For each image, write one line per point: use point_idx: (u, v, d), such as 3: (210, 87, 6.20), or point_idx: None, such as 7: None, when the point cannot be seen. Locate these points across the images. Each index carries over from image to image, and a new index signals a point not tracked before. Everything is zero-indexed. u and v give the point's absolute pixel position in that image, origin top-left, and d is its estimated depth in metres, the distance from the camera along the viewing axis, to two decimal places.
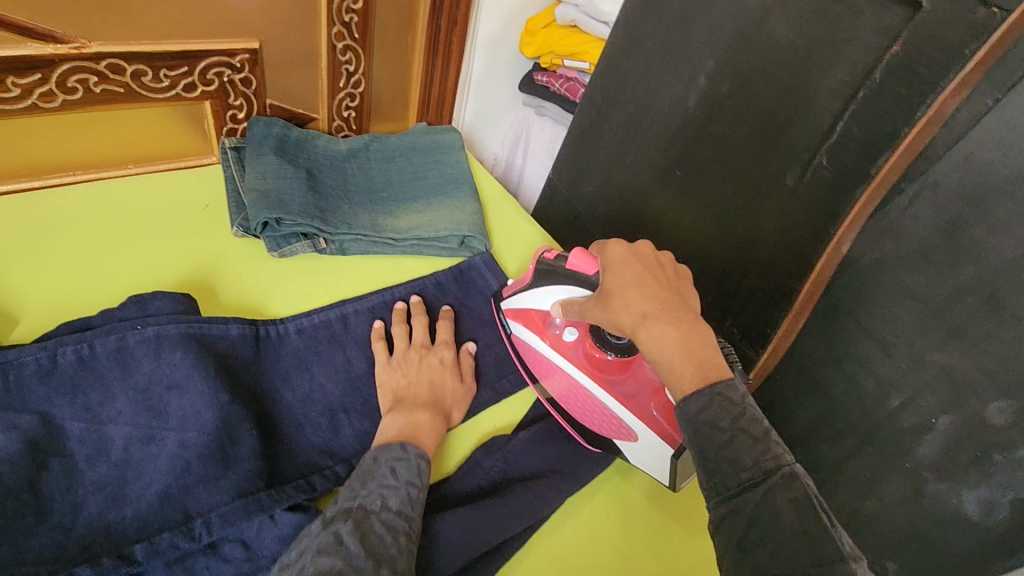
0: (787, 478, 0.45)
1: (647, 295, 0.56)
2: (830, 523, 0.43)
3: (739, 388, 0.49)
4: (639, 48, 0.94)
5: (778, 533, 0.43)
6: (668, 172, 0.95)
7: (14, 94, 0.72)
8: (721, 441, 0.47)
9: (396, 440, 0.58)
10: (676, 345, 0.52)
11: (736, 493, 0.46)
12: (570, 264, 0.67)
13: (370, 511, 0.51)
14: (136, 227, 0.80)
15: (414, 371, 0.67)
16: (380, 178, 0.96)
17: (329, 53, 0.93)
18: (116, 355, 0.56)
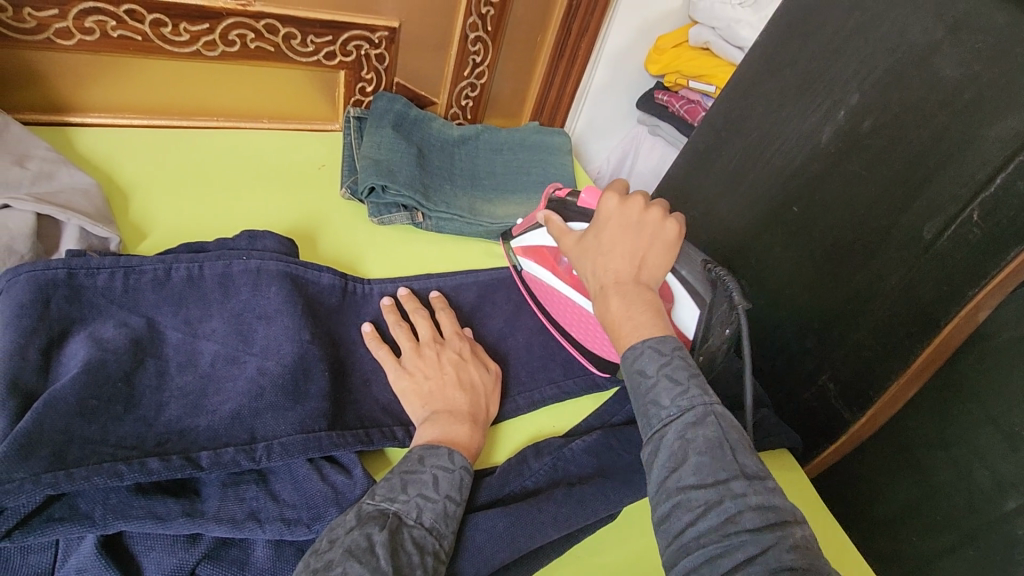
0: (703, 416, 0.47)
1: (613, 258, 0.57)
2: (740, 450, 0.45)
3: (670, 342, 0.51)
4: (775, 76, 0.89)
5: (688, 464, 0.45)
6: (783, 207, 0.89)
7: (183, 39, 0.79)
8: (645, 387, 0.49)
9: (443, 445, 0.54)
10: (618, 306, 0.54)
11: (659, 431, 0.47)
12: (582, 201, 0.67)
13: (404, 523, 0.47)
14: (260, 173, 0.86)
15: (434, 369, 0.62)
16: (484, 167, 0.98)
17: (460, 42, 0.97)
18: (220, 280, 0.60)
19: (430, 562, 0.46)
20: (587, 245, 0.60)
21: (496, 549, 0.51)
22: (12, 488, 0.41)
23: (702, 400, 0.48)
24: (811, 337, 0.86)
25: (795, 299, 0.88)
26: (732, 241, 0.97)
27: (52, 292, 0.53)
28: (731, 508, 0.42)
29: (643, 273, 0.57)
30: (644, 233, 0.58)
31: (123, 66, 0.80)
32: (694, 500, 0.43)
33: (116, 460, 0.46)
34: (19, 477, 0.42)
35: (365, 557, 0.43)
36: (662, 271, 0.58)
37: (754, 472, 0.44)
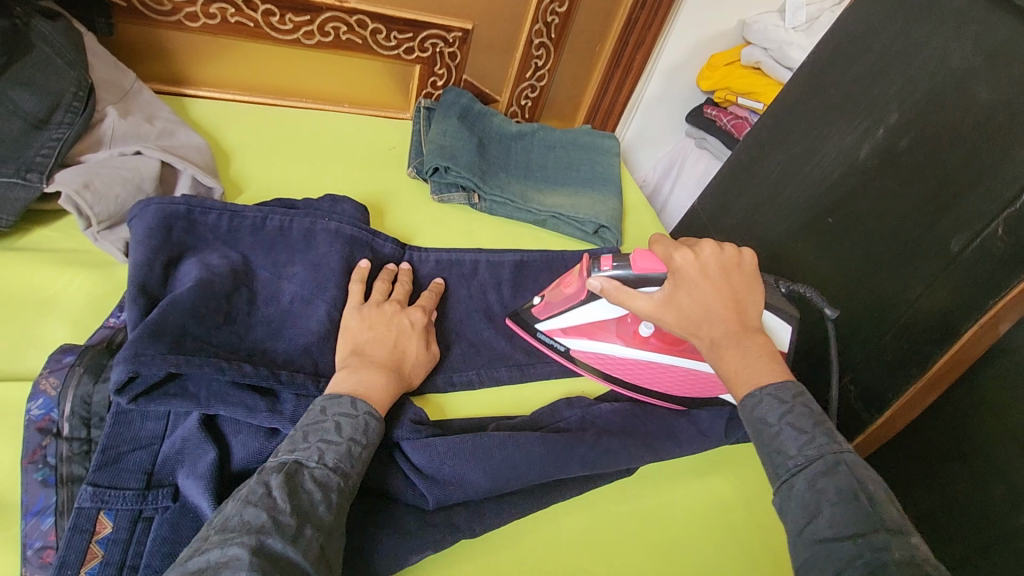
0: (835, 464, 0.46)
1: (712, 311, 0.55)
2: (880, 501, 0.44)
3: (791, 388, 0.51)
4: (819, 95, 0.93)
5: (822, 516, 0.44)
6: (818, 219, 0.93)
7: (286, 27, 0.91)
8: (768, 436, 0.49)
9: (346, 394, 0.54)
10: (737, 357, 0.53)
11: (788, 481, 0.47)
12: (639, 268, 0.64)
13: (303, 465, 0.47)
14: (340, 149, 0.97)
15: (381, 324, 0.64)
16: (537, 161, 1.06)
17: (525, 46, 1.06)
18: (304, 235, 0.70)
19: (335, 498, 0.46)
20: (677, 300, 0.58)
21: (527, 469, 0.58)
22: (146, 359, 0.51)
23: (826, 447, 0.47)
24: (835, 342, 0.90)
25: (824, 307, 0.91)
26: (765, 248, 1.02)
27: (174, 223, 0.64)
28: (874, 562, 0.40)
29: (746, 317, 0.56)
30: (734, 277, 0.58)
31: (234, 49, 0.92)
32: (836, 553, 0.42)
33: (220, 358, 0.56)
34: (151, 351, 0.51)
35: (262, 502, 0.43)
36: (758, 307, 0.58)
37: (898, 525, 0.43)
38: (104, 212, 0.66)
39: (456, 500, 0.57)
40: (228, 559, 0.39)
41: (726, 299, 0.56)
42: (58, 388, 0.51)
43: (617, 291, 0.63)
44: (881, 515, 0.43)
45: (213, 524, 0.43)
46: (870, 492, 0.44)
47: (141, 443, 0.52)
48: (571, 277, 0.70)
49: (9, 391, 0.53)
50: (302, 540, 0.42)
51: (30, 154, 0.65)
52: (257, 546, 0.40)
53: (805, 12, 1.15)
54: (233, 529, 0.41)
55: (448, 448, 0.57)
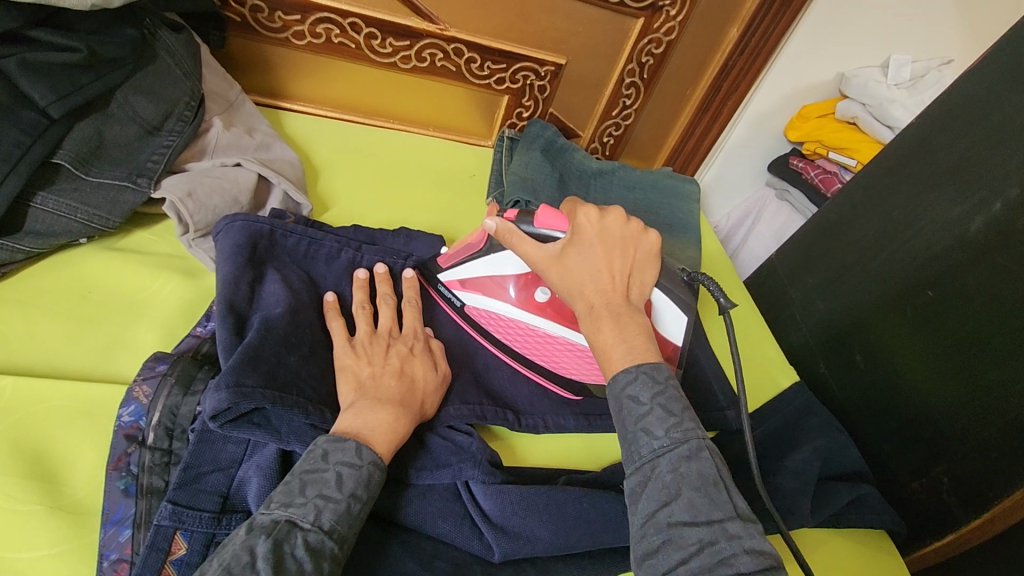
0: (697, 450, 0.45)
1: (599, 278, 0.55)
2: (732, 488, 0.45)
3: (664, 370, 0.49)
4: (928, 160, 0.87)
5: (680, 500, 0.43)
6: (917, 291, 0.86)
7: (386, 51, 0.92)
8: (637, 413, 0.47)
9: (352, 438, 0.50)
10: (613, 332, 0.52)
11: (648, 462, 0.45)
12: (540, 220, 0.61)
13: (297, 527, 0.43)
14: (423, 172, 0.97)
15: (379, 359, 0.59)
16: (615, 200, 1.03)
17: (615, 84, 1.05)
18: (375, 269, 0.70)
19: (326, 568, 0.42)
20: (566, 263, 0.57)
21: (601, 530, 0.55)
22: (246, 393, 0.51)
23: (695, 431, 0.46)
24: (927, 427, 0.82)
25: (918, 387, 0.84)
26: (850, 315, 0.96)
27: (258, 241, 0.65)
28: (725, 551, 0.41)
29: (632, 291, 0.56)
30: (629, 250, 0.57)
31: (333, 68, 0.95)
32: (687, 539, 0.42)
33: (308, 402, 0.54)
34: (250, 386, 0.51)
35: None
36: (646, 285, 0.58)
37: (745, 513, 0.44)
38: (203, 220, 0.67)
39: (526, 555, 0.54)
40: None
41: (612, 266, 0.55)
42: (149, 397, 0.52)
43: (510, 235, 0.60)
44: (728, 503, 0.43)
45: None
46: (725, 479, 0.45)
47: (221, 466, 0.52)
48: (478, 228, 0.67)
49: (104, 393, 0.54)
50: None
51: (142, 159, 0.67)
52: None
53: (910, 69, 1.09)
54: None
55: (518, 499, 0.55)
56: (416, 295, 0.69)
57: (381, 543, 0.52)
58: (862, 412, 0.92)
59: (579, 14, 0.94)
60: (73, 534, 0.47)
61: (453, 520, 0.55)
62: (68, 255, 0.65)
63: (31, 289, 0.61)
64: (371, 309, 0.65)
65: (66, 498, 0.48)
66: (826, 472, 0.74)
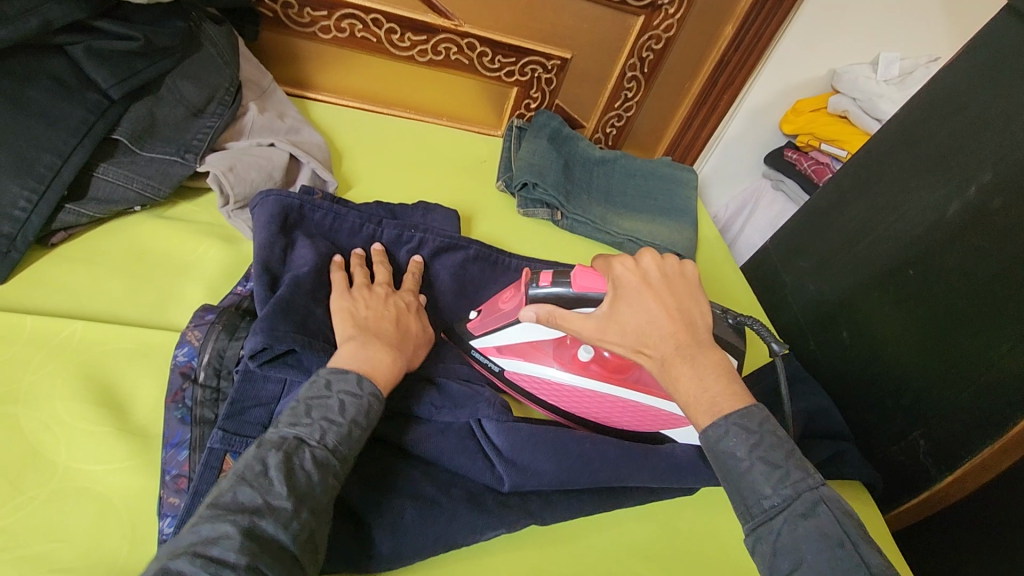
0: (813, 504, 0.47)
1: (658, 325, 0.54)
2: (860, 542, 0.45)
3: (757, 416, 0.51)
4: (909, 149, 0.93)
5: (807, 565, 0.45)
6: (899, 270, 0.92)
7: (404, 45, 0.99)
8: (740, 472, 0.49)
9: (353, 370, 0.54)
10: (692, 382, 0.52)
11: (764, 522, 0.48)
12: (578, 285, 0.62)
13: (304, 443, 0.48)
14: (437, 158, 1.04)
15: (378, 304, 0.65)
16: (617, 187, 1.10)
17: (618, 78, 1.12)
18: (394, 240, 0.77)
19: (329, 480, 0.48)
20: (621, 319, 0.56)
21: (599, 467, 0.62)
22: (280, 336, 0.57)
23: (803, 485, 0.48)
24: (906, 396, 0.88)
25: (898, 359, 0.90)
26: (837, 295, 1.02)
27: (289, 213, 0.72)
28: None
29: (698, 326, 0.55)
30: (677, 287, 0.57)
31: (354, 60, 1.02)
32: None
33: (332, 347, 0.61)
34: (282, 330, 0.58)
35: (257, 482, 0.45)
36: (707, 314, 0.57)
37: (880, 569, 0.44)
38: (242, 193, 0.74)
39: (532, 487, 0.60)
40: (222, 535, 0.40)
41: (670, 311, 0.54)
42: (200, 340, 0.59)
43: (553, 314, 0.62)
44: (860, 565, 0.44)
45: (209, 497, 0.44)
46: (852, 533, 0.46)
47: (262, 401, 0.58)
48: (510, 294, 0.70)
49: (160, 338, 0.61)
50: (296, 523, 0.44)
51: (188, 137, 0.74)
52: (249, 527, 0.42)
53: (899, 66, 1.15)
54: (228, 507, 0.43)
55: (528, 437, 0.62)
56: (414, 271, 0.75)
57: (402, 472, 0.59)
58: (847, 385, 0.98)
59: (584, 12, 1.01)
60: (136, 453, 0.54)
61: (467, 456, 0.61)
62: (123, 222, 0.72)
63: (92, 250, 0.68)
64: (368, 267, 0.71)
65: (131, 423, 0.55)
66: (809, 432, 0.81)
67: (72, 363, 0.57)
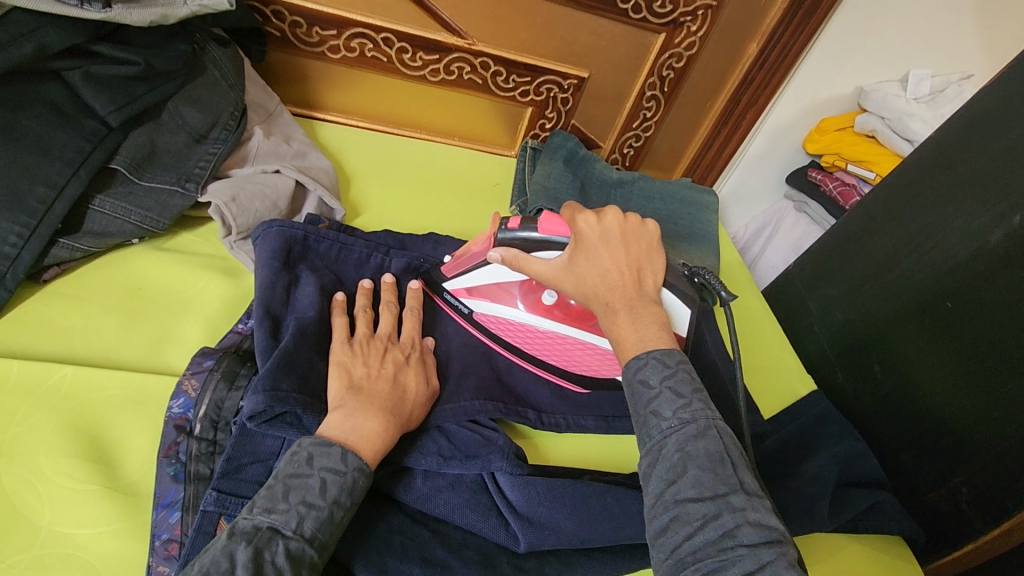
0: (706, 428, 0.47)
1: (606, 276, 0.57)
2: (738, 465, 0.46)
3: (676, 355, 0.52)
4: (947, 173, 0.88)
5: (687, 477, 0.44)
6: (936, 302, 0.86)
7: (416, 65, 0.96)
8: (648, 396, 0.49)
9: (338, 443, 0.50)
10: (629, 327, 0.54)
11: (659, 441, 0.47)
12: (544, 228, 0.62)
13: (279, 534, 0.44)
14: (449, 181, 1.00)
15: (376, 362, 0.59)
16: (635, 212, 1.05)
17: (636, 97, 1.08)
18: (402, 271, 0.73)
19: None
20: (577, 270, 0.59)
21: (624, 525, 0.57)
22: (281, 396, 0.53)
23: (704, 411, 0.48)
24: (946, 437, 0.83)
25: (937, 397, 0.84)
26: (868, 326, 0.97)
27: (292, 246, 0.68)
28: (728, 523, 0.42)
29: (643, 284, 0.58)
30: (634, 245, 0.60)
31: (364, 80, 0.99)
32: (693, 514, 0.43)
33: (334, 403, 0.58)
34: (284, 389, 0.54)
35: None
36: (657, 274, 0.60)
37: (752, 488, 0.45)
38: (245, 224, 0.71)
39: (549, 546, 0.56)
40: None
41: (620, 266, 0.58)
42: (197, 390, 0.56)
43: (516, 257, 0.63)
44: (734, 478, 0.44)
45: None
46: (734, 456, 0.46)
47: (260, 458, 0.54)
48: (481, 236, 0.68)
49: (155, 384, 0.57)
50: None
51: (189, 165, 0.71)
52: None
53: (930, 84, 1.09)
54: None
55: (545, 490, 0.58)
56: (415, 307, 0.69)
57: (413, 530, 0.55)
58: (881, 421, 0.92)
59: (602, 30, 0.97)
60: (125, 514, 0.50)
61: (481, 511, 0.57)
62: (121, 254, 0.69)
63: (87, 285, 0.65)
64: (371, 313, 0.66)
65: (121, 479, 0.52)
66: (845, 478, 0.75)
67: (60, 411, 0.54)
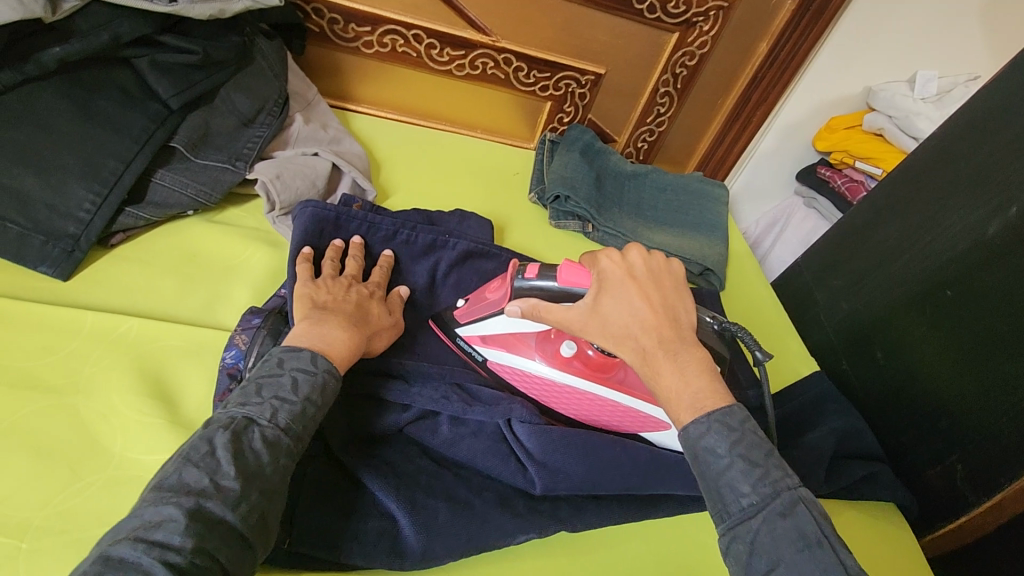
0: (791, 504, 0.48)
1: (643, 324, 0.55)
2: (836, 542, 0.46)
3: (738, 414, 0.51)
4: (949, 167, 0.92)
5: (784, 564, 0.45)
6: (936, 290, 0.90)
7: (443, 60, 1.02)
8: (720, 470, 0.50)
9: (307, 349, 0.56)
10: (674, 375, 0.53)
11: (743, 520, 0.48)
12: (563, 279, 0.61)
13: (254, 423, 0.49)
14: (472, 169, 1.06)
15: (340, 292, 0.66)
16: (648, 202, 1.10)
17: (651, 94, 1.13)
18: (427, 246, 0.78)
19: (282, 461, 0.49)
20: (606, 316, 0.57)
21: (629, 473, 0.63)
22: None
23: (783, 483, 0.48)
24: (944, 419, 0.86)
25: (934, 380, 0.88)
26: (872, 314, 1.00)
27: (325, 224, 0.73)
28: None
29: (680, 325, 0.57)
30: (663, 282, 0.58)
31: (394, 74, 1.05)
32: None
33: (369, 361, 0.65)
34: None
35: (205, 463, 0.46)
36: (689, 309, 0.59)
37: (856, 569, 0.45)
38: (287, 200, 0.77)
39: (562, 488, 0.61)
40: (166, 518, 0.41)
41: (654, 308, 0.56)
42: (247, 344, 0.62)
43: (536, 310, 0.63)
44: (836, 562, 0.45)
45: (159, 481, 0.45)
46: (828, 532, 0.47)
47: None
48: (495, 284, 0.68)
49: (211, 337, 0.64)
50: (245, 503, 0.45)
51: (238, 145, 0.78)
52: (195, 508, 0.43)
53: (936, 84, 1.13)
54: (174, 489, 0.44)
55: (560, 438, 0.63)
56: (384, 265, 0.75)
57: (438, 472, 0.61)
58: (882, 405, 0.96)
59: (619, 29, 1.03)
60: (186, 445, 0.56)
61: (500, 457, 0.62)
62: (176, 225, 0.75)
63: (148, 251, 0.72)
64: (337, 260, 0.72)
65: (182, 416, 0.58)
66: (841, 451, 0.80)
67: (129, 356, 0.60)
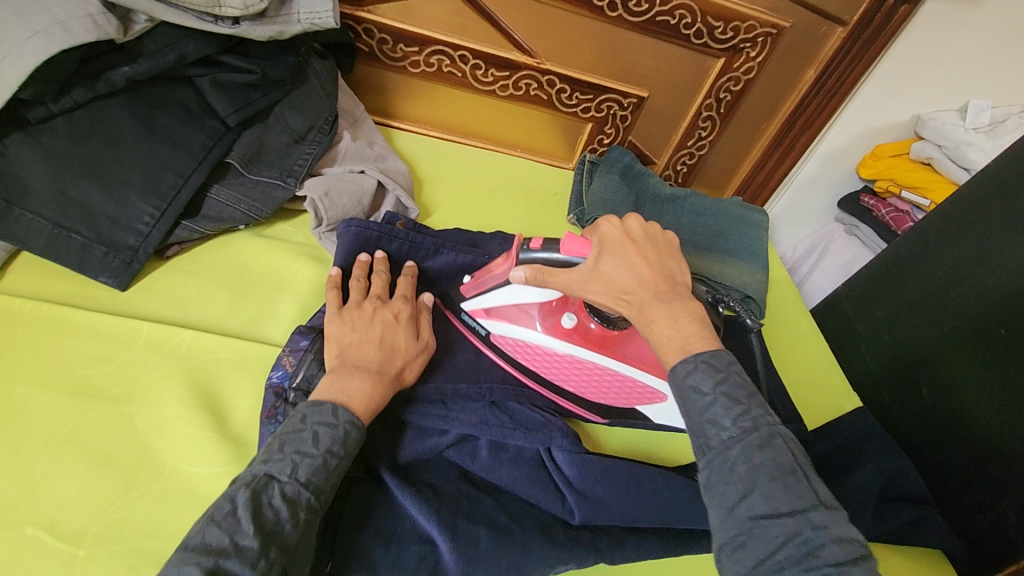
0: (771, 438, 0.47)
1: (640, 277, 0.57)
2: (808, 474, 0.46)
3: (725, 357, 0.51)
4: (1005, 201, 0.89)
5: (758, 491, 0.45)
6: (989, 328, 0.87)
7: (488, 80, 1.04)
8: (702, 405, 0.50)
9: (329, 401, 0.55)
10: (668, 325, 0.54)
11: (721, 452, 0.48)
12: (567, 250, 0.63)
13: (275, 479, 0.49)
14: (512, 187, 1.07)
15: (364, 325, 0.65)
16: (687, 227, 1.09)
17: (693, 117, 1.13)
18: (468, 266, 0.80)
19: (300, 515, 0.48)
20: (604, 273, 0.59)
21: (671, 509, 0.62)
22: None
23: (765, 419, 0.48)
24: (995, 463, 0.83)
25: (985, 422, 0.85)
26: (917, 350, 0.97)
27: (366, 246, 0.75)
28: (811, 539, 0.42)
29: (676, 283, 0.58)
30: (659, 246, 0.61)
31: (438, 93, 1.07)
32: (770, 530, 0.43)
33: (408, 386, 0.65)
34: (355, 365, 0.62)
35: (226, 522, 0.44)
36: (685, 271, 0.61)
37: (828, 500, 0.45)
38: (333, 217, 0.79)
39: (601, 520, 0.61)
40: None
41: (650, 264, 0.58)
42: (293, 365, 0.63)
43: (540, 275, 0.62)
44: (811, 493, 0.45)
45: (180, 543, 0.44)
46: (805, 467, 0.46)
47: None
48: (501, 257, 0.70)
49: (259, 351, 0.65)
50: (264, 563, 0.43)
51: (289, 163, 0.80)
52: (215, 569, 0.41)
53: (989, 114, 1.09)
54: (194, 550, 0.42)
55: (601, 469, 0.63)
56: (409, 275, 0.75)
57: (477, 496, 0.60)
58: (926, 444, 0.93)
59: (664, 53, 1.03)
60: (235, 458, 0.57)
61: (539, 484, 0.62)
62: (227, 238, 0.77)
63: (200, 263, 0.74)
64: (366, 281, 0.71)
65: (230, 430, 0.60)
66: (887, 491, 0.77)
67: (181, 368, 0.62)
